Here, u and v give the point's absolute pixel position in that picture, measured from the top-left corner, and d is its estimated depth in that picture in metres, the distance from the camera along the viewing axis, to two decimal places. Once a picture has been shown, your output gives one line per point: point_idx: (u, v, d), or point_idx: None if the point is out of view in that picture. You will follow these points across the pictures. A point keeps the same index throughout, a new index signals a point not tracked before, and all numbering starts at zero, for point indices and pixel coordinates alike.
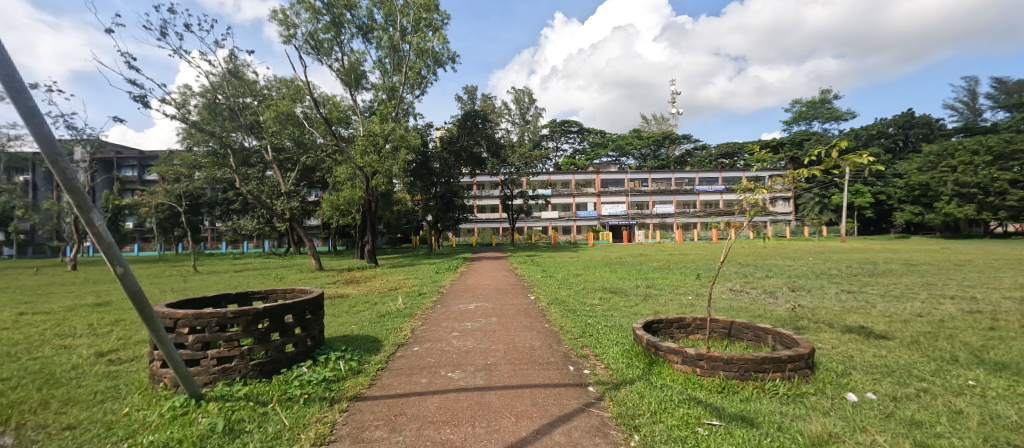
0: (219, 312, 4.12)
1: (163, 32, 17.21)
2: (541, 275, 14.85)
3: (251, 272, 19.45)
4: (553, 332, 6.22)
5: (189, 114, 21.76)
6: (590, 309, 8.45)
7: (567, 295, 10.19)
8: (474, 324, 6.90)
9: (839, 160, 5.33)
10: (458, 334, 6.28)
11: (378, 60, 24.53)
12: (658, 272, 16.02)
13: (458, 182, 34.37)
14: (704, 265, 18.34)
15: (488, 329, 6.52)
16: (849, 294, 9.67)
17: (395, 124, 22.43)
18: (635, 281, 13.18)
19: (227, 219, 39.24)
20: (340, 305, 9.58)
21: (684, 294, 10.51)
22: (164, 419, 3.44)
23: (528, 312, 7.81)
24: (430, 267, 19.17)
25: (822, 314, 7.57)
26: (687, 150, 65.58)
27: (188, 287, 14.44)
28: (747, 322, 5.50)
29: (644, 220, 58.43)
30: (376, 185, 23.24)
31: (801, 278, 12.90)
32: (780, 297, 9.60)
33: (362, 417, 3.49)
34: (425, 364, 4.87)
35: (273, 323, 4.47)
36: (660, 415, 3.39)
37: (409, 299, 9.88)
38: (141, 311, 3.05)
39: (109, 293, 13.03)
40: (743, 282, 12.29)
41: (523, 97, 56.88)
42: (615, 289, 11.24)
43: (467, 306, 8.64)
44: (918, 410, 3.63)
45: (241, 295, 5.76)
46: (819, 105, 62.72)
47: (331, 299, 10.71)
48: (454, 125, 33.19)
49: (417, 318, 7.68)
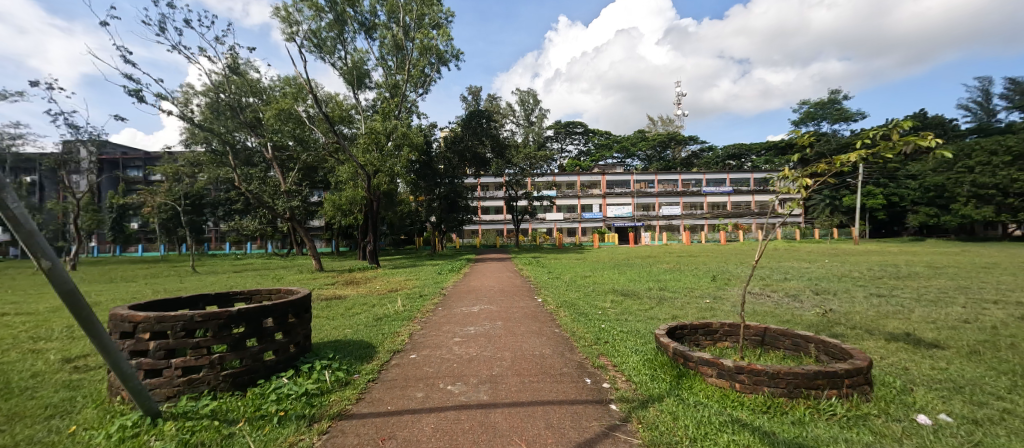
0: (186, 315, 3.62)
1: (162, 28, 16.90)
2: (547, 277, 14.26)
3: (250, 273, 19.01)
4: (564, 339, 5.64)
5: (192, 114, 21.50)
6: (602, 312, 7.86)
7: (576, 297, 9.59)
8: (477, 328, 6.35)
9: (901, 143, 4.48)
10: (460, 340, 5.71)
11: (381, 58, 24.07)
12: (670, 274, 15.36)
13: (462, 182, 33.87)
14: (716, 267, 17.66)
15: (493, 334, 5.96)
16: (881, 298, 8.98)
17: (398, 122, 21.91)
18: (646, 283, 12.51)
19: (230, 219, 39.03)
20: (337, 307, 9.06)
21: (701, 296, 9.91)
22: (108, 443, 2.89)
23: (536, 316, 7.24)
24: (432, 269, 18.61)
25: (860, 320, 6.90)
26: (694, 151, 64.69)
27: (182, 287, 13.97)
28: (783, 329, 4.93)
29: (650, 222, 57.53)
30: (378, 184, 22.71)
31: (824, 281, 12.21)
32: (806, 301, 8.94)
33: (345, 442, 2.94)
34: (422, 375, 4.30)
35: (250, 328, 3.93)
36: (702, 443, 2.80)
37: (409, 301, 9.33)
38: (75, 315, 2.48)
39: (100, 293, 12.57)
40: (761, 285, 11.63)
41: (528, 98, 56.39)
42: (626, 292, 10.63)
43: (469, 309, 8.10)
44: (1009, 438, 3.02)
45: (223, 296, 5.26)
46: (829, 105, 61.74)
47: (328, 300, 10.19)
48: (458, 125, 32.68)
49: (417, 321, 7.17)
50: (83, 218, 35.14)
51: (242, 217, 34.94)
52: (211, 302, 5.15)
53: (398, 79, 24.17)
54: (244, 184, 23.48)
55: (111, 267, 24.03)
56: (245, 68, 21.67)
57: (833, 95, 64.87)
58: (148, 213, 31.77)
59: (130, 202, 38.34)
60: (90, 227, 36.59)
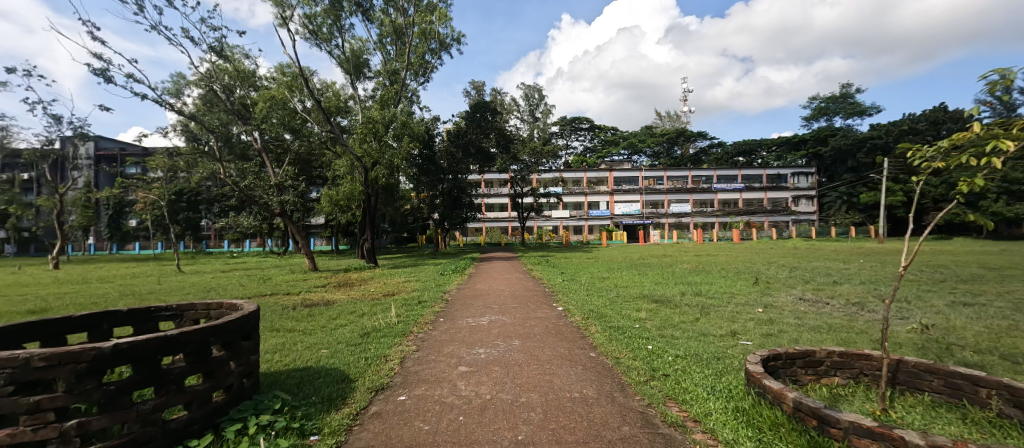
0: (17, 358, 2.20)
1: (141, 7, 15.46)
2: (561, 278, 12.78)
3: (238, 272, 17.61)
4: (606, 369, 4.19)
5: (183, 104, 20.29)
6: (640, 326, 6.39)
7: (603, 305, 8.14)
8: (488, 351, 4.90)
9: None
10: (466, 370, 4.24)
11: (379, 43, 22.57)
12: (697, 275, 13.75)
13: (465, 178, 32.12)
14: (745, 266, 16.06)
15: (510, 360, 4.52)
16: (970, 309, 7.48)
17: (398, 110, 20.57)
18: (676, 287, 10.95)
19: (226, 217, 37.85)
20: (319, 317, 7.55)
21: (747, 304, 8.41)
22: None
23: (560, 332, 5.81)
24: (435, 268, 17.23)
25: (981, 341, 5.38)
26: (703, 147, 62.89)
27: (159, 289, 12.63)
28: (929, 364, 3.50)
29: (659, 219, 55.93)
30: (376, 178, 21.27)
31: (881, 286, 10.65)
32: (883, 312, 7.44)
33: None
34: (412, 439, 2.84)
35: (142, 373, 2.50)
36: None
37: (404, 309, 7.85)
38: None
39: (61, 297, 11.16)
40: (811, 290, 10.11)
41: (533, 93, 54.74)
42: (659, 298, 9.10)
43: (477, 321, 6.65)
44: None
45: (139, 314, 3.79)
46: (841, 100, 59.90)
47: (309, 308, 8.70)
48: (462, 118, 31.21)
49: (412, 338, 5.72)
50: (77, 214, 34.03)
51: (237, 214, 33.65)
52: (120, 323, 3.70)
53: (397, 66, 22.69)
54: (233, 177, 21.90)
55: (96, 265, 22.66)
56: (237, 56, 20.14)
57: (846, 89, 62.95)
58: (141, 210, 30.62)
59: (125, 197, 37.27)
60: (84, 223, 35.53)
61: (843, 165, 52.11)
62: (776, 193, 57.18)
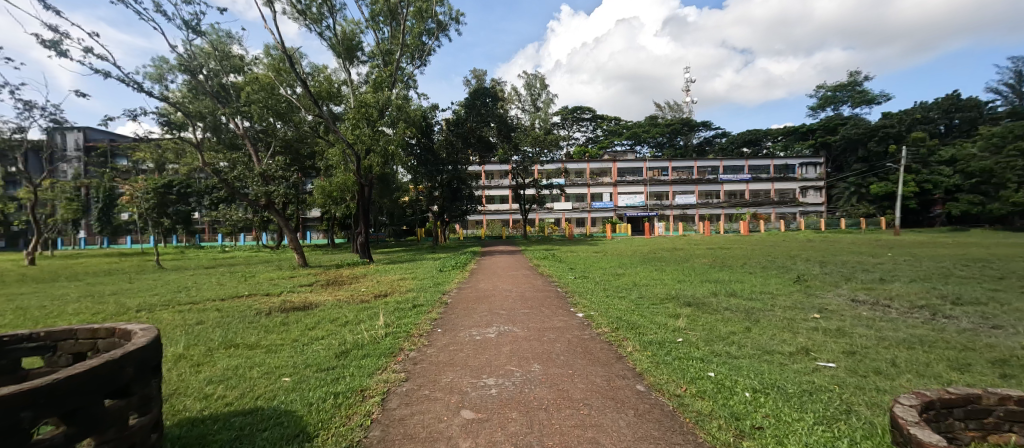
0: None
1: None
2: (573, 276, 11.58)
3: (222, 269, 16.36)
4: (667, 418, 2.96)
5: (165, 91, 18.76)
6: (683, 340, 5.14)
7: (630, 309, 6.94)
8: (500, 383, 3.65)
9: None
10: (470, 418, 3.01)
11: (371, 21, 20.97)
12: (721, 271, 12.51)
13: (465, 169, 30.67)
14: (768, 261, 14.85)
15: (533, 401, 3.26)
16: None
17: (392, 93, 19.25)
18: (704, 285, 9.71)
19: (217, 209, 36.46)
20: (293, 328, 6.28)
21: (797, 307, 7.19)
22: None
23: (588, 351, 4.61)
24: (434, 263, 15.95)
25: None
26: (708, 137, 61.50)
27: (128, 288, 11.38)
28: None
29: (664, 211, 54.65)
30: (369, 167, 19.81)
31: (936, 284, 9.42)
32: (965, 319, 6.28)
33: None
34: None
35: None
36: None
37: (394, 316, 6.63)
38: None
39: (19, 297, 10.06)
40: (859, 290, 8.90)
41: (534, 82, 53.11)
42: (691, 300, 7.86)
43: (484, 333, 5.44)
44: None
45: None
46: (849, 88, 58.43)
47: (283, 314, 7.39)
48: (462, 105, 29.63)
49: (401, 360, 4.49)
50: (61, 208, 32.42)
51: (226, 206, 32.29)
52: None
53: (392, 48, 21.19)
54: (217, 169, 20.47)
55: (75, 261, 21.43)
56: (220, 36, 18.57)
57: (853, 77, 61.56)
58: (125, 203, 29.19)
59: (112, 189, 35.67)
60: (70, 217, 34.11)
61: (853, 155, 50.60)
62: (784, 184, 55.77)
